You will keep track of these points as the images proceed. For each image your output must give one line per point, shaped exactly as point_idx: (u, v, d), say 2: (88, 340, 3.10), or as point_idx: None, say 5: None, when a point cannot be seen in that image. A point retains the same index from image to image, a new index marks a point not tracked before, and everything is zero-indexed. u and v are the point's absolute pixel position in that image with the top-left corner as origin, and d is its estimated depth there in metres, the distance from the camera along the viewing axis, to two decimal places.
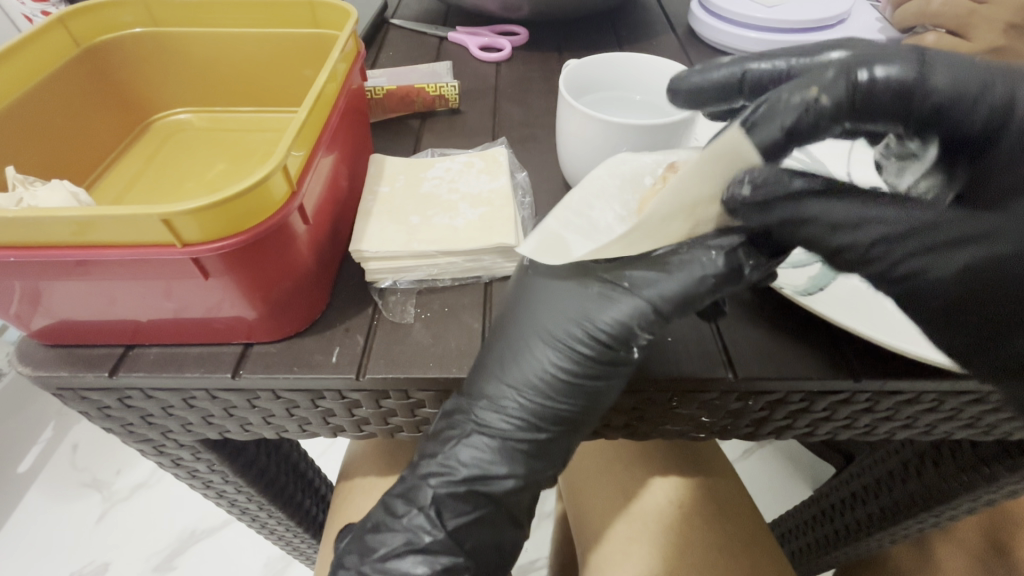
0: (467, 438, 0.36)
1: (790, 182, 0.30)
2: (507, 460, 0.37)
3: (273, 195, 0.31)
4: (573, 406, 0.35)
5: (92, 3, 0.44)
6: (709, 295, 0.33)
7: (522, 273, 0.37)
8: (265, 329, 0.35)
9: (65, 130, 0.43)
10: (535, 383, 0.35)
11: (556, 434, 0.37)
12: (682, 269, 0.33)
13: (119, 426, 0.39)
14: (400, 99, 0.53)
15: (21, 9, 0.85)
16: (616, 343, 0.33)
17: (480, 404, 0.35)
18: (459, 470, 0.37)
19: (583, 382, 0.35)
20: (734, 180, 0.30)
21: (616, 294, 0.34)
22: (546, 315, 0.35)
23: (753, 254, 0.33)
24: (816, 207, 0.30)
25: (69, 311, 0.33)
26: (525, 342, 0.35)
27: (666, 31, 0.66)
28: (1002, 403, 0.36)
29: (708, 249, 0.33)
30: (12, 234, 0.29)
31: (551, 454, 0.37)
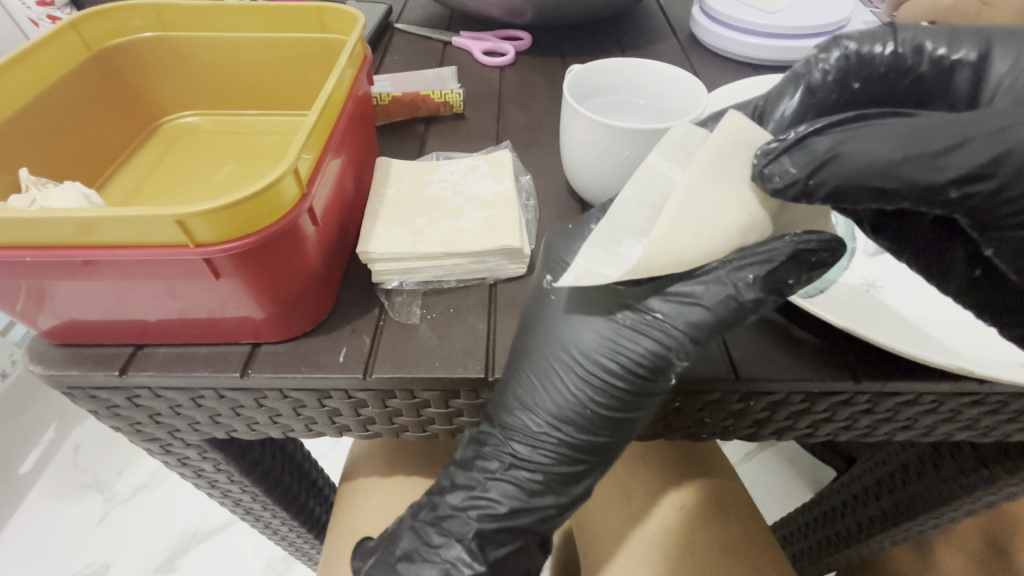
0: (505, 471, 0.37)
1: (817, 128, 0.28)
2: (555, 490, 0.37)
3: (284, 198, 0.31)
4: (614, 436, 0.36)
5: (103, 9, 0.45)
6: (741, 316, 0.32)
7: (541, 296, 0.37)
8: (273, 329, 0.35)
9: (74, 133, 0.44)
10: (571, 420, 0.35)
11: (596, 462, 0.37)
12: (711, 294, 0.32)
13: (127, 425, 0.40)
14: (407, 107, 0.54)
15: (28, 13, 0.86)
16: (653, 375, 0.33)
17: (516, 439, 0.36)
18: (501, 505, 0.37)
19: (621, 413, 0.35)
20: (761, 151, 0.29)
21: (648, 326, 0.33)
22: (577, 352, 0.35)
23: (795, 271, 0.32)
24: (860, 138, 0.28)
25: (76, 310, 0.34)
26: (559, 378, 0.35)
27: (669, 36, 0.67)
28: (1000, 404, 0.36)
29: (739, 271, 0.32)
30: (24, 234, 0.29)
31: (589, 479, 0.38)
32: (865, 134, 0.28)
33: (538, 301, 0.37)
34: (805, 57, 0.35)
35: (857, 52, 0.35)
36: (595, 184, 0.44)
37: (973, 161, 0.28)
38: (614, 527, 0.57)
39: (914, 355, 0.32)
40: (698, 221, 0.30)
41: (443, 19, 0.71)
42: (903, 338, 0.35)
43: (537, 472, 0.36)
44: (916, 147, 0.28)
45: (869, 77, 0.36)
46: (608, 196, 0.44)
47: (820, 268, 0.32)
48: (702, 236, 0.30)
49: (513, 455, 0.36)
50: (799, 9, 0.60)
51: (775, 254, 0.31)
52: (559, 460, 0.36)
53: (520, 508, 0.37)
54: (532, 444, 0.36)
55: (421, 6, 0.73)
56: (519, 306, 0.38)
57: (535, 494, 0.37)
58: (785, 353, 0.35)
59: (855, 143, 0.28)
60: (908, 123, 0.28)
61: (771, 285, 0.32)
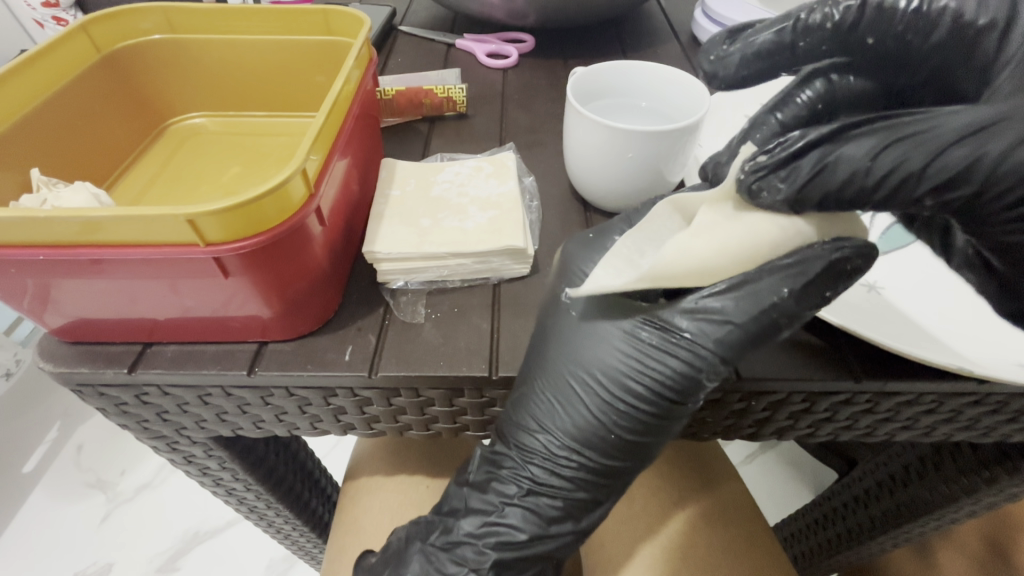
0: (523, 497, 0.37)
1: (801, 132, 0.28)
2: (575, 512, 0.38)
3: (292, 198, 0.32)
4: (636, 458, 0.36)
5: (114, 11, 0.45)
6: (772, 332, 0.32)
7: (562, 310, 0.37)
8: (280, 328, 0.36)
9: (84, 134, 0.44)
10: (594, 446, 0.35)
11: (617, 484, 0.37)
12: (743, 311, 0.32)
13: (134, 422, 0.40)
14: (410, 101, 0.54)
15: (33, 14, 0.86)
16: (679, 397, 0.33)
17: (535, 463, 0.36)
18: (519, 532, 0.37)
19: (647, 434, 0.35)
20: (745, 162, 0.30)
21: (676, 347, 0.33)
22: (603, 376, 0.35)
23: (834, 282, 0.31)
24: (843, 147, 0.28)
25: (87, 308, 0.34)
26: (582, 399, 0.36)
27: (670, 39, 0.67)
28: (1000, 404, 0.36)
29: (777, 284, 0.31)
30: (39, 232, 0.30)
31: (609, 501, 0.38)
32: (849, 146, 0.27)
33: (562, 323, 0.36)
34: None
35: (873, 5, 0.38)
36: (595, 185, 0.44)
37: (948, 169, 0.27)
38: (623, 543, 0.55)
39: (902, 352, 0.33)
40: (723, 240, 0.31)
41: (446, 21, 0.71)
42: (904, 337, 0.35)
43: (558, 495, 0.37)
44: (898, 152, 0.27)
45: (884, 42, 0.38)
46: (610, 198, 0.45)
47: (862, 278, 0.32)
48: (733, 245, 0.30)
49: (536, 478, 0.37)
50: None
51: (809, 263, 0.31)
52: (580, 483, 0.37)
53: (540, 531, 0.37)
54: (554, 469, 0.36)
55: (424, 9, 0.73)
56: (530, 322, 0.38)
57: (553, 521, 0.37)
58: (789, 355, 0.35)
59: (843, 155, 0.27)
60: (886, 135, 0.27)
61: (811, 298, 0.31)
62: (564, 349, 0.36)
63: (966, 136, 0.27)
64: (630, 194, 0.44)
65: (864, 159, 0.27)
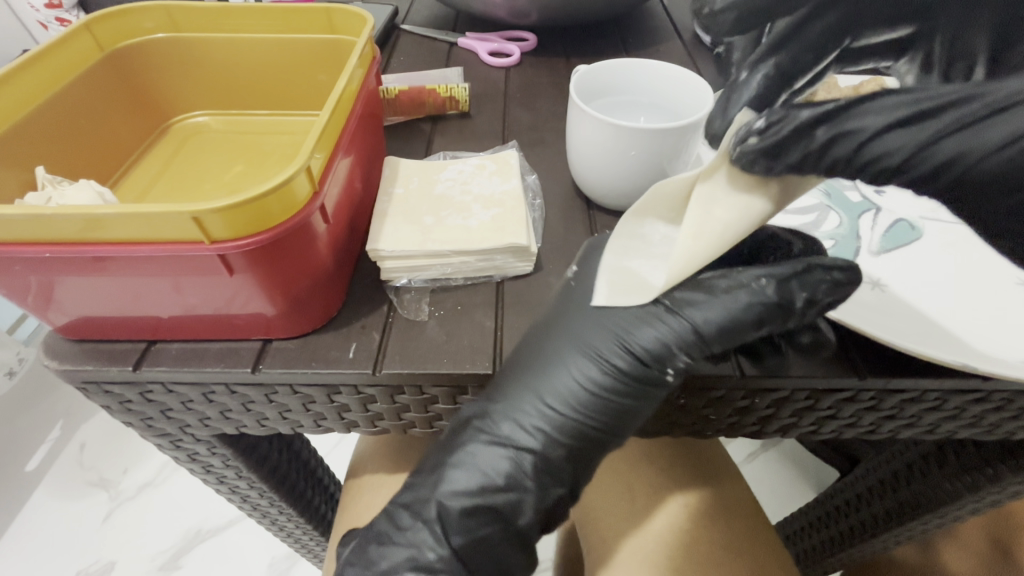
0: (478, 449, 0.37)
1: (797, 108, 0.28)
2: (522, 479, 0.37)
3: (297, 196, 0.32)
4: (599, 426, 0.37)
5: (117, 10, 0.45)
6: (753, 327, 0.33)
7: (566, 287, 0.38)
8: (285, 325, 0.36)
9: (87, 132, 0.44)
10: (563, 398, 0.36)
11: (573, 451, 0.37)
12: (726, 295, 0.34)
13: (139, 420, 0.40)
14: (413, 101, 0.54)
15: (38, 15, 0.87)
16: (653, 362, 0.34)
17: (501, 415, 0.36)
18: (466, 485, 0.37)
19: (617, 398, 0.36)
20: (740, 135, 0.29)
21: (659, 315, 0.35)
22: (586, 332, 0.36)
23: (807, 288, 0.34)
24: (841, 122, 0.27)
25: (92, 306, 0.34)
26: (562, 354, 0.36)
27: (672, 38, 0.67)
28: (1005, 401, 0.36)
29: (758, 278, 0.34)
30: (45, 230, 0.30)
31: (560, 472, 0.37)
32: (851, 127, 0.27)
33: (559, 293, 0.38)
34: None
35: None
36: (598, 184, 0.44)
37: (944, 156, 0.27)
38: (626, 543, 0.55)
39: (906, 347, 0.33)
40: (721, 224, 0.31)
41: (449, 20, 0.71)
42: (912, 332, 0.35)
43: (511, 453, 0.36)
44: (898, 138, 0.27)
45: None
46: (613, 196, 0.45)
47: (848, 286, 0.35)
48: (730, 234, 0.31)
49: (494, 430, 0.36)
50: None
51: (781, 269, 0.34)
52: (539, 437, 0.36)
53: (483, 496, 0.37)
54: (517, 419, 0.36)
55: (427, 7, 0.73)
56: (523, 301, 0.40)
57: (501, 481, 0.37)
58: (777, 356, 0.35)
59: (841, 132, 0.27)
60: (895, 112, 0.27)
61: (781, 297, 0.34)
62: (554, 308, 0.38)
63: (973, 122, 0.26)
64: (633, 192, 0.44)
65: (863, 134, 0.27)
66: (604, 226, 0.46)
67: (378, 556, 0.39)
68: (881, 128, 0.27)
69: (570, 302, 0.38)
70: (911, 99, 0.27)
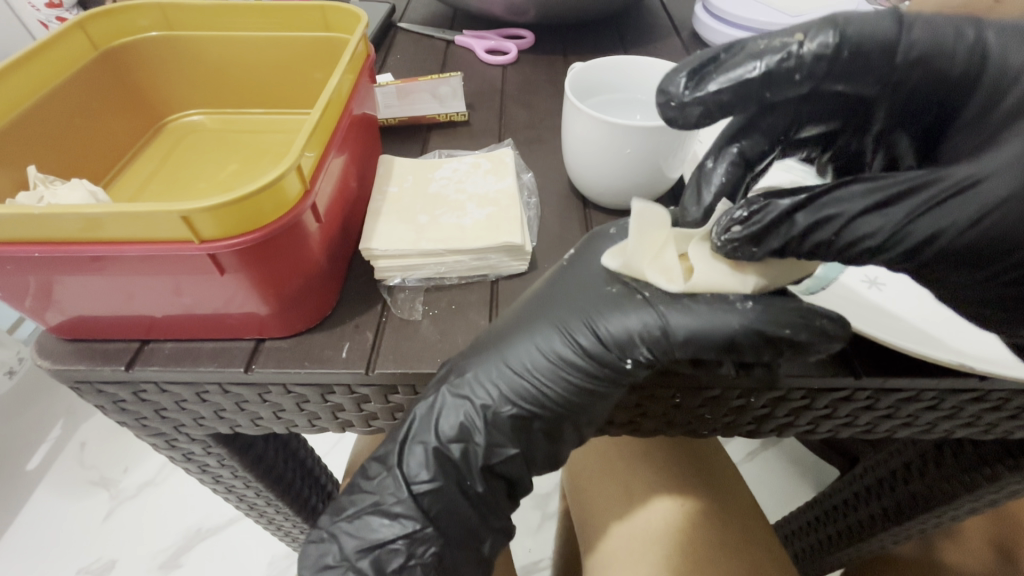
0: (438, 406, 0.36)
1: (774, 198, 0.30)
2: (472, 432, 0.37)
3: (287, 195, 0.31)
4: (554, 400, 0.36)
5: (110, 8, 0.45)
6: (725, 344, 0.32)
7: (559, 268, 0.38)
8: (278, 325, 0.36)
9: (80, 130, 0.44)
10: (527, 364, 0.36)
11: (524, 414, 0.37)
12: (710, 307, 0.32)
13: (133, 419, 0.40)
14: (411, 123, 0.55)
15: (37, 15, 0.87)
16: (615, 348, 0.34)
17: (464, 375, 0.36)
18: (433, 439, 0.37)
19: (579, 375, 0.35)
20: (721, 224, 0.31)
21: (636, 302, 0.34)
22: (565, 306, 0.36)
23: (801, 330, 0.31)
24: (817, 210, 0.29)
25: (85, 306, 0.34)
26: (538, 322, 0.37)
27: (671, 35, 0.67)
28: (1001, 401, 0.36)
29: (745, 299, 0.32)
30: (36, 230, 0.30)
31: (511, 432, 0.37)
32: (834, 207, 0.29)
33: (554, 271, 0.38)
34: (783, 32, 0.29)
35: (828, 50, 0.28)
36: (593, 183, 0.44)
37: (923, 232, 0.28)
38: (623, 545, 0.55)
39: (906, 348, 0.33)
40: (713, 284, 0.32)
41: (446, 18, 0.71)
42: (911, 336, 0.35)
43: (466, 409, 0.36)
44: (874, 221, 0.28)
45: (812, 98, 0.32)
46: (608, 194, 0.44)
47: (833, 341, 0.32)
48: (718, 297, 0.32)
49: (457, 384, 0.36)
50: (807, 9, 0.60)
51: (774, 304, 0.32)
52: (497, 396, 0.36)
53: (435, 444, 0.37)
54: (478, 377, 0.36)
55: (424, 5, 0.73)
56: (519, 298, 0.39)
57: (453, 438, 0.37)
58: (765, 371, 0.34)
59: (821, 218, 0.29)
60: (870, 193, 0.28)
61: (768, 331, 0.31)
62: (545, 283, 0.38)
63: (945, 198, 0.27)
64: (628, 191, 0.44)
65: (842, 219, 0.29)
66: (599, 225, 0.45)
67: (349, 501, 0.40)
68: (858, 213, 0.28)
69: (560, 280, 0.37)
70: (880, 185, 0.28)
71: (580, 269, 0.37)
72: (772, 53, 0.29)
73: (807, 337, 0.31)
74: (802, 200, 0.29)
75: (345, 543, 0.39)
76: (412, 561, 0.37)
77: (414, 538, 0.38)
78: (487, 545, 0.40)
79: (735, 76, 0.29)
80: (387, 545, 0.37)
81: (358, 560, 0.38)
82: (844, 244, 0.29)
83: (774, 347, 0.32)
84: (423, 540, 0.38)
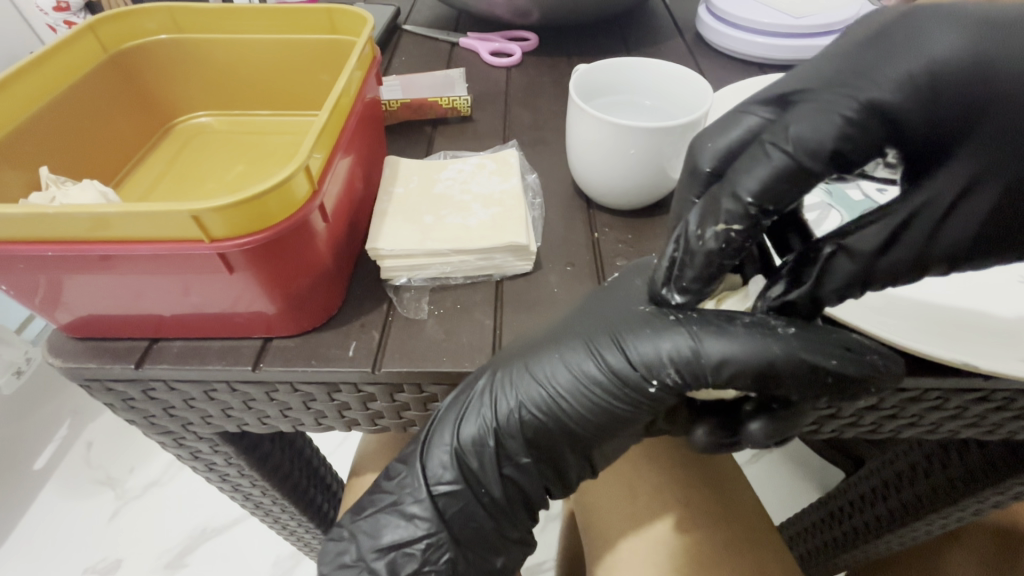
0: (462, 410, 0.37)
1: (781, 288, 0.32)
2: (489, 439, 0.37)
3: (296, 194, 0.32)
4: (574, 416, 0.36)
5: (120, 11, 0.46)
6: (760, 375, 0.30)
7: (601, 288, 0.38)
8: (285, 324, 0.36)
9: (89, 132, 0.45)
10: (552, 379, 0.36)
11: (543, 424, 0.37)
12: (748, 336, 0.31)
13: (141, 417, 0.40)
14: (413, 111, 0.54)
15: (46, 18, 0.87)
16: (644, 369, 0.34)
17: (491, 386, 0.36)
18: (453, 443, 0.38)
19: (606, 394, 0.35)
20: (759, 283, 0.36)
21: (671, 326, 0.33)
22: (598, 320, 0.36)
23: (846, 361, 0.31)
24: (822, 272, 0.31)
25: (96, 305, 0.35)
26: (570, 335, 0.36)
27: (675, 37, 0.67)
28: (1006, 401, 0.36)
29: (782, 326, 0.31)
30: (47, 229, 0.30)
31: (530, 440, 0.38)
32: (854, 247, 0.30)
33: (596, 291, 0.38)
34: (703, 210, 0.30)
35: (789, 168, 0.28)
36: (598, 185, 0.44)
37: (954, 235, 0.29)
38: (630, 555, 0.55)
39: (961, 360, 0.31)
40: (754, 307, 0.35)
41: (451, 20, 0.71)
42: (955, 342, 0.33)
43: (482, 416, 0.37)
44: (902, 254, 0.29)
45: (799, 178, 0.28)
46: (613, 195, 0.44)
47: (879, 376, 0.31)
48: None
49: (480, 392, 0.36)
50: (812, 10, 0.60)
51: (823, 343, 0.31)
52: (517, 407, 0.36)
53: (452, 447, 0.38)
54: (502, 388, 0.36)
55: (429, 7, 0.74)
56: (562, 312, 0.39)
57: (470, 442, 0.37)
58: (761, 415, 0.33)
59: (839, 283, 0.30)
60: (890, 224, 0.29)
61: (811, 361, 0.30)
62: (585, 300, 0.38)
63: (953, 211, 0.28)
64: (632, 192, 0.44)
65: (861, 273, 0.30)
66: (603, 225, 0.46)
67: (369, 502, 0.42)
68: (877, 253, 0.29)
69: (600, 299, 0.37)
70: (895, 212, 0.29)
71: (619, 291, 0.37)
72: (707, 233, 0.30)
73: (857, 371, 0.31)
74: (793, 266, 0.32)
75: (363, 543, 0.41)
76: (426, 566, 0.39)
77: (433, 543, 0.39)
78: (501, 559, 0.42)
79: (699, 262, 0.31)
80: (403, 549, 0.39)
81: (373, 560, 0.40)
82: (883, 276, 0.30)
83: (819, 380, 0.30)
84: (438, 546, 0.39)
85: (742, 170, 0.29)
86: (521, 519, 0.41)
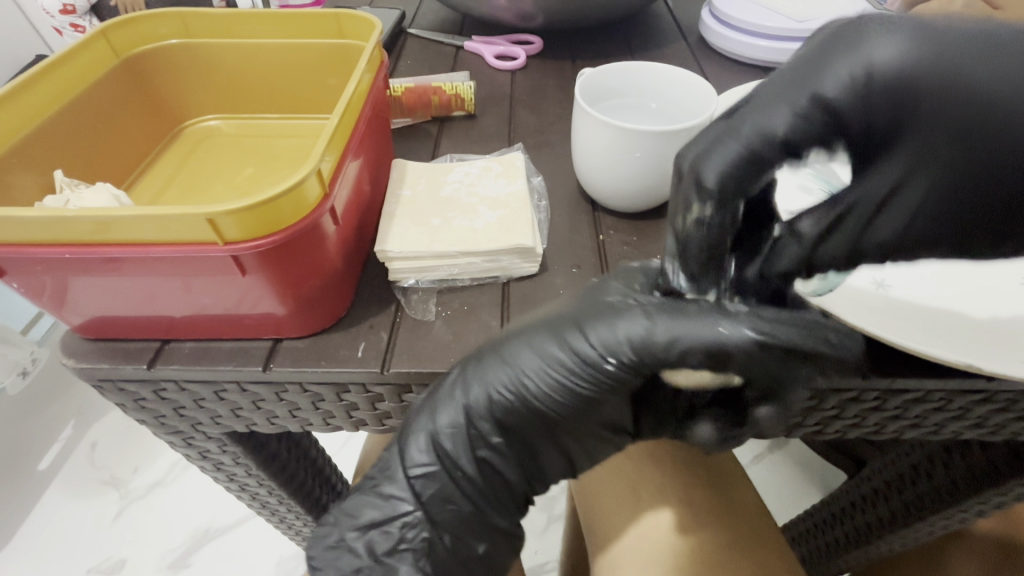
0: (438, 393, 0.36)
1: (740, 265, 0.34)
2: (463, 423, 0.36)
3: (308, 198, 0.32)
4: (549, 401, 0.35)
5: (131, 16, 0.46)
6: (722, 351, 0.32)
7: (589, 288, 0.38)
8: (295, 325, 0.37)
9: (101, 136, 0.45)
10: (529, 365, 0.35)
11: (518, 409, 0.36)
12: (711, 317, 0.32)
13: (152, 417, 0.41)
14: (418, 96, 0.55)
15: (52, 22, 0.88)
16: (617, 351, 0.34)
17: (467, 371, 0.36)
18: (428, 426, 0.37)
19: (581, 378, 0.35)
20: None
21: (646, 312, 0.34)
22: (581, 310, 0.36)
23: (802, 330, 0.32)
24: (772, 251, 0.33)
25: (109, 307, 0.35)
26: (550, 323, 0.36)
27: (678, 41, 0.68)
28: (1010, 401, 0.36)
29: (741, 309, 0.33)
30: (64, 232, 0.31)
31: (505, 426, 0.37)
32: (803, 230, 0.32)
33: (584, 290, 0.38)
34: (676, 206, 0.32)
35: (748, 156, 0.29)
36: (602, 187, 0.45)
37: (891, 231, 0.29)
38: (632, 553, 0.55)
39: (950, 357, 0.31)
40: None
41: (456, 24, 0.72)
42: (961, 340, 0.33)
43: (457, 400, 0.36)
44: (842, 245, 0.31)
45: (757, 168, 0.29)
46: (618, 198, 0.45)
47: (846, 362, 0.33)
48: None
49: (456, 377, 0.36)
50: (813, 14, 0.61)
51: (781, 325, 0.32)
52: (492, 391, 0.36)
53: (429, 429, 0.37)
54: (478, 372, 0.36)
55: (433, 11, 0.74)
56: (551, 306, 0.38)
57: (445, 425, 0.37)
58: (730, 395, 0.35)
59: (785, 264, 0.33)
60: (828, 213, 0.30)
61: (772, 339, 0.32)
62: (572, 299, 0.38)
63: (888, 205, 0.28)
64: (637, 195, 0.44)
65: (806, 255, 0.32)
66: (608, 227, 0.46)
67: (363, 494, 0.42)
68: (819, 237, 0.31)
69: (586, 297, 0.37)
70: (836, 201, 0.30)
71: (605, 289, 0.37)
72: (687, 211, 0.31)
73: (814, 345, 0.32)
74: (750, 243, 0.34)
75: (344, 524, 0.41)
76: (402, 544, 0.39)
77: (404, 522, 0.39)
78: (482, 544, 0.40)
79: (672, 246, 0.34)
80: (383, 526, 0.39)
81: (353, 539, 0.40)
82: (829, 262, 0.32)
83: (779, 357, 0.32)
84: (412, 524, 0.39)
85: (706, 156, 0.30)
86: (508, 507, 0.40)
